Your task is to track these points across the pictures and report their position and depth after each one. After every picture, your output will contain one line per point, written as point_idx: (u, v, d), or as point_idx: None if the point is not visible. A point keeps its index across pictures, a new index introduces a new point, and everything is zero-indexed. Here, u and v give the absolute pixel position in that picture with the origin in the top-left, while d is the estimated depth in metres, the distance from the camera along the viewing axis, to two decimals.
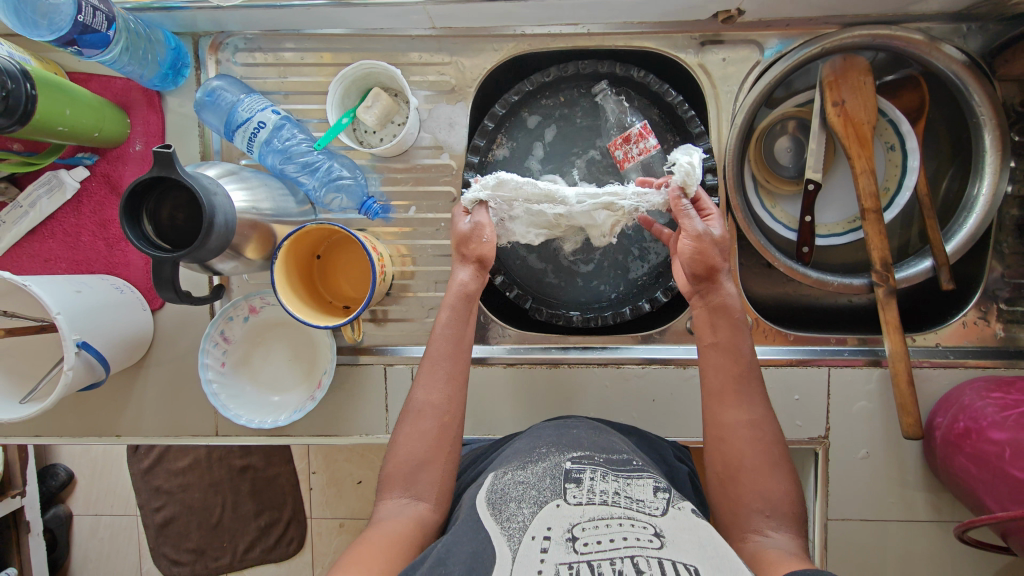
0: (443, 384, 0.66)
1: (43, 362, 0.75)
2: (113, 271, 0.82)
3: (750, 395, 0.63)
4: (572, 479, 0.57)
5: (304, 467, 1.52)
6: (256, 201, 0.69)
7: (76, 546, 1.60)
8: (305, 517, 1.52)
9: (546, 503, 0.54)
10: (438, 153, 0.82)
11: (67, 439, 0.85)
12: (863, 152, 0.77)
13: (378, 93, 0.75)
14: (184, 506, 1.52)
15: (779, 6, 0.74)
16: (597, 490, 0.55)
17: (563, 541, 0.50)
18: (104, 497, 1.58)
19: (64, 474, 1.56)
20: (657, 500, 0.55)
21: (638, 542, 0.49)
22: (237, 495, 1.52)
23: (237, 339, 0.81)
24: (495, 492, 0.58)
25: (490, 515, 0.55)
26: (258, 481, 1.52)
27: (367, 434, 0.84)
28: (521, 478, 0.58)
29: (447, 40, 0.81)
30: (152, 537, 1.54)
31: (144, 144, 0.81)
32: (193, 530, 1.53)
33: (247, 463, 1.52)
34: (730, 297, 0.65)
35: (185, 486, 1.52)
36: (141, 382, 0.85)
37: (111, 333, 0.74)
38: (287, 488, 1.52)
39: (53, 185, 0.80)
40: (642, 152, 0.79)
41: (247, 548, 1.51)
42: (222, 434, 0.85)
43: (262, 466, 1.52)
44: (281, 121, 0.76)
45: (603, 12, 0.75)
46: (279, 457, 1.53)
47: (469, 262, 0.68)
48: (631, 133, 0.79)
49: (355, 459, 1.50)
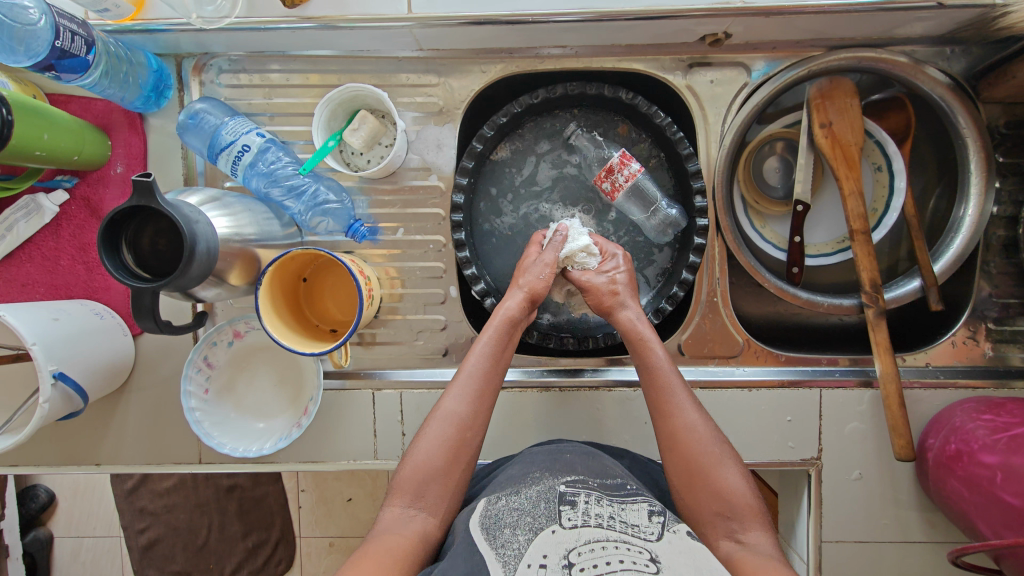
0: (469, 397, 0.65)
1: (18, 392, 0.73)
2: (92, 296, 0.80)
3: (682, 398, 0.65)
4: (567, 501, 0.56)
5: (292, 485, 1.51)
6: (239, 227, 0.67)
7: (58, 569, 1.56)
8: (294, 537, 1.51)
9: (542, 529, 0.53)
10: (427, 174, 0.81)
11: (44, 468, 0.82)
12: (851, 174, 0.78)
13: (365, 116, 0.74)
14: (169, 527, 1.49)
15: (766, 30, 0.74)
16: (592, 513, 0.55)
17: (560, 568, 0.49)
18: (86, 519, 1.55)
19: (46, 496, 1.52)
20: (652, 525, 0.54)
21: (634, 566, 0.48)
22: (224, 515, 1.49)
23: (223, 364, 0.79)
24: (489, 517, 0.57)
25: (485, 541, 0.54)
26: (246, 500, 1.50)
27: (355, 460, 0.82)
28: (515, 504, 0.57)
29: (435, 61, 0.80)
30: (137, 560, 1.51)
31: (125, 167, 0.79)
32: (178, 552, 1.49)
33: (234, 483, 1.49)
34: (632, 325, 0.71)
35: (170, 508, 1.49)
36: (122, 409, 0.82)
37: (90, 361, 0.72)
38: (275, 508, 1.51)
39: (32, 209, 0.78)
40: (628, 179, 0.77)
41: (234, 571, 1.48)
42: (206, 462, 0.83)
43: (249, 485, 1.50)
44: (265, 144, 0.75)
45: (590, 35, 0.75)
46: (267, 477, 1.51)
47: (518, 292, 0.71)
48: (613, 163, 0.77)
49: (345, 478, 1.50)
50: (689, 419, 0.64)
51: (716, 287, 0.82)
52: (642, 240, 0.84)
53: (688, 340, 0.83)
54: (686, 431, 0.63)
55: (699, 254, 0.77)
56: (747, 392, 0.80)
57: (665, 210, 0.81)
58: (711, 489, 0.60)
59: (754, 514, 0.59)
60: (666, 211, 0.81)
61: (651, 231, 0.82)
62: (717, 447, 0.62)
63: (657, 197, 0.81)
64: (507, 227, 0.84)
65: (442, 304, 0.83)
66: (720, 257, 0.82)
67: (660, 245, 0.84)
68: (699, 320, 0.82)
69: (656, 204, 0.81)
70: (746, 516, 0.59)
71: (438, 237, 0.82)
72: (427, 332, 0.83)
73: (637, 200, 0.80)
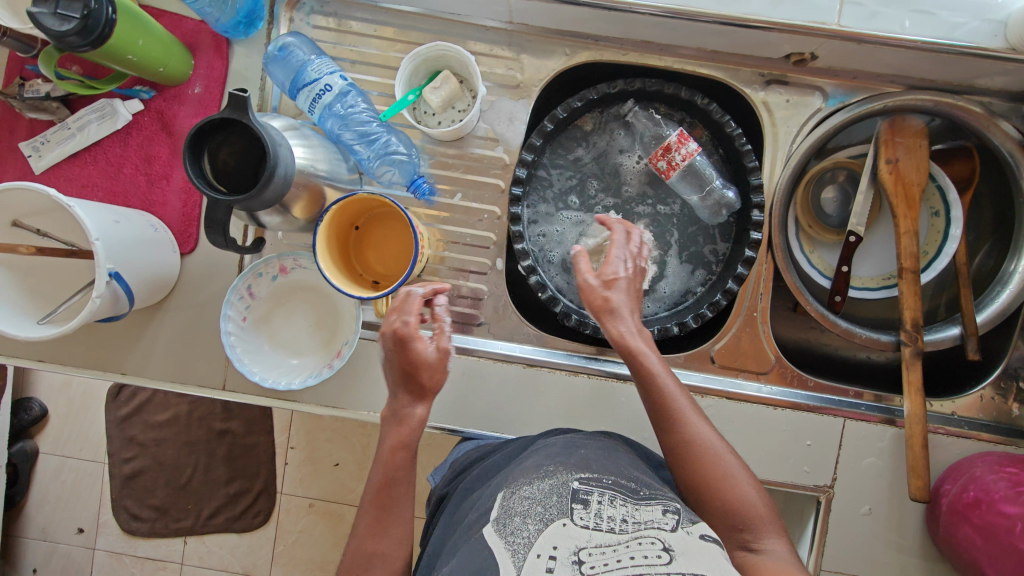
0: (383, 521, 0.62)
1: (65, 288, 0.73)
2: (148, 208, 0.81)
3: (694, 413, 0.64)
4: (579, 500, 0.56)
5: (282, 441, 1.53)
6: (313, 160, 0.69)
7: (36, 485, 1.57)
8: (276, 492, 1.52)
9: (552, 520, 0.53)
10: (492, 144, 0.82)
11: (70, 369, 0.83)
12: (909, 213, 0.79)
13: (448, 76, 0.76)
14: (155, 461, 1.53)
15: (852, 58, 0.75)
16: (604, 515, 0.54)
17: (569, 563, 0.50)
18: (75, 439, 1.56)
19: (37, 411, 1.54)
20: (667, 519, 0.54)
21: (646, 561, 0.49)
22: (211, 458, 1.52)
23: (263, 290, 0.80)
24: (502, 507, 0.58)
25: (495, 530, 0.55)
26: (235, 447, 1.52)
27: (375, 412, 0.82)
28: (527, 493, 0.58)
29: (519, 36, 0.81)
30: (116, 488, 1.53)
31: (203, 88, 0.81)
32: (160, 486, 1.52)
33: (227, 428, 1.52)
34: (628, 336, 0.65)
35: (160, 441, 1.52)
36: (156, 325, 0.83)
37: (143, 270, 0.73)
38: (262, 459, 1.53)
39: (106, 113, 0.80)
40: (685, 157, 0.79)
41: (211, 514, 1.51)
42: (228, 390, 0.83)
43: (242, 433, 1.53)
44: (346, 87, 0.75)
45: (678, 34, 0.76)
46: (261, 427, 1.53)
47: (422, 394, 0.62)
48: (671, 142, 0.79)
49: (337, 441, 1.52)
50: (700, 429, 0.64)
51: (758, 303, 0.82)
52: (695, 222, 0.85)
53: (721, 350, 0.83)
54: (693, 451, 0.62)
55: (746, 267, 0.78)
56: (771, 410, 0.80)
57: (720, 191, 0.82)
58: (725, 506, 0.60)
59: (769, 527, 0.59)
60: (722, 193, 0.82)
61: (700, 211, 0.84)
62: (727, 463, 0.62)
63: (712, 177, 0.82)
64: (564, 209, 0.85)
65: (486, 275, 0.84)
66: (766, 274, 0.82)
67: (717, 229, 0.85)
68: (736, 331, 0.83)
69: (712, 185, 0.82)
70: (761, 528, 0.59)
71: (493, 208, 0.83)
72: (466, 299, 0.84)
73: (690, 180, 0.82)
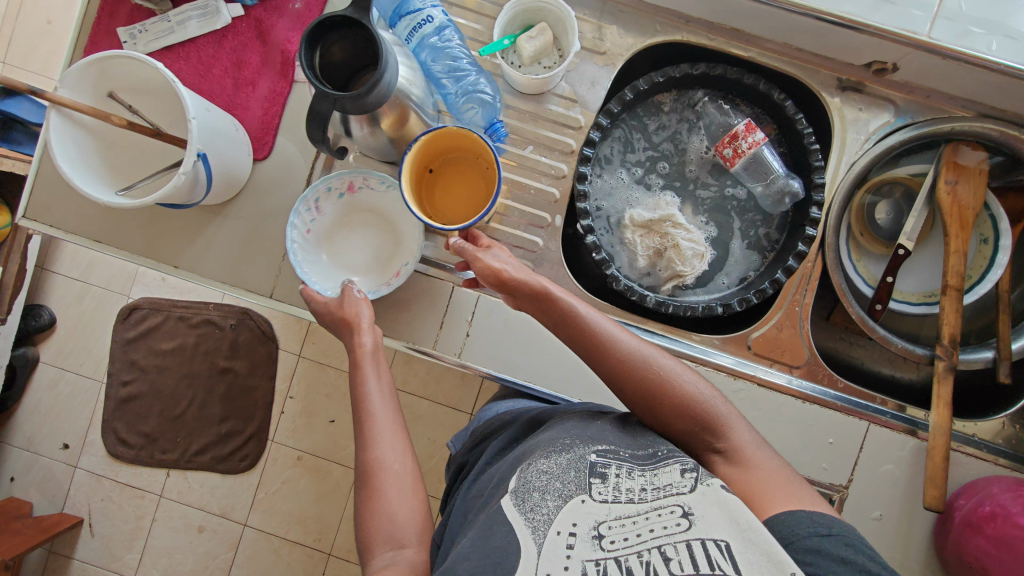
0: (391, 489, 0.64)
1: (143, 169, 0.76)
2: (230, 110, 0.83)
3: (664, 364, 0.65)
4: (597, 474, 0.55)
5: (282, 390, 1.54)
6: (411, 83, 0.71)
7: (29, 394, 1.56)
8: (267, 439, 1.52)
9: (571, 497, 0.53)
10: (570, 105, 0.85)
11: (124, 254, 0.85)
12: (961, 234, 0.81)
13: (544, 28, 0.79)
14: (152, 387, 1.55)
15: (931, 75, 0.78)
16: (623, 489, 0.54)
17: (590, 539, 0.50)
18: (77, 353, 1.56)
19: (47, 319, 1.54)
20: (685, 481, 0.53)
21: (666, 532, 0.49)
22: (209, 394, 1.54)
23: (329, 207, 0.82)
24: (518, 482, 0.57)
25: (513, 507, 0.54)
26: (235, 387, 1.54)
27: (414, 344, 0.84)
28: (543, 467, 0.57)
29: (613, 6, 0.84)
30: (109, 410, 1.54)
31: (304, 5, 0.84)
32: (153, 414, 1.54)
33: (230, 366, 1.53)
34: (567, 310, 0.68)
35: (161, 369, 1.55)
36: (215, 225, 0.85)
37: (223, 164, 0.75)
38: (259, 404, 1.53)
39: (208, 12, 0.83)
40: (751, 147, 0.81)
41: (200, 450, 1.52)
42: (276, 298, 0.85)
43: (244, 373, 1.54)
44: (445, 22, 0.77)
45: (768, 26, 0.79)
46: (263, 371, 1.54)
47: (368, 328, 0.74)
48: (738, 131, 0.81)
49: (336, 399, 1.53)
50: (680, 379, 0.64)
51: (802, 300, 0.84)
52: (756, 211, 0.88)
53: (759, 338, 0.85)
54: (618, 367, 0.65)
55: (796, 259, 0.81)
56: (800, 403, 0.82)
57: (783, 180, 0.84)
58: (682, 412, 0.63)
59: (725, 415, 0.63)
60: (784, 181, 0.84)
61: (764, 201, 0.87)
62: (659, 365, 0.65)
63: (777, 167, 0.84)
64: (629, 183, 0.88)
65: (543, 229, 0.85)
66: (815, 272, 0.84)
67: (777, 216, 0.88)
68: (776, 323, 0.85)
69: (775, 175, 0.84)
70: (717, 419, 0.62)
71: (560, 167, 0.85)
72: (521, 251, 0.85)
73: (753, 169, 0.85)
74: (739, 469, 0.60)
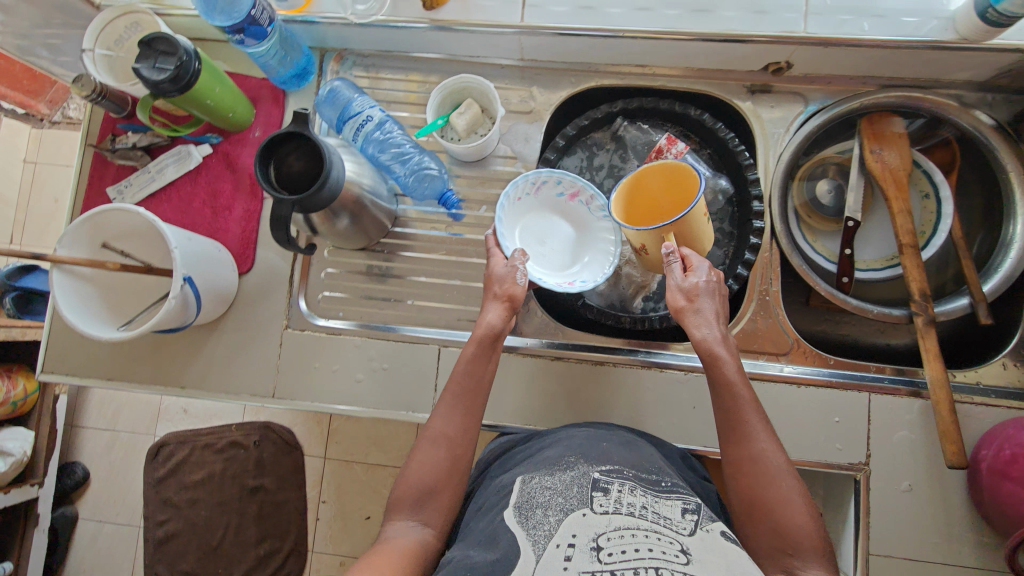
0: (444, 454, 0.67)
1: (139, 303, 0.84)
2: (213, 235, 0.93)
3: (788, 478, 0.63)
4: (600, 488, 0.58)
5: (314, 494, 1.54)
6: (360, 174, 0.79)
7: (74, 552, 1.58)
8: (306, 551, 1.50)
9: (573, 510, 0.55)
10: (512, 162, 0.93)
11: (136, 385, 0.91)
12: (900, 195, 0.85)
13: (471, 103, 0.88)
14: (188, 523, 1.49)
15: (824, 63, 0.85)
16: (624, 503, 0.56)
17: (588, 550, 0.50)
18: (115, 501, 1.60)
19: (81, 474, 1.59)
20: (685, 520, 0.55)
21: (663, 555, 0.49)
22: (243, 517, 1.49)
23: (545, 196, 0.86)
24: (524, 495, 0.60)
25: (518, 519, 0.56)
26: (266, 505, 1.50)
27: (414, 412, 0.88)
28: (549, 484, 0.60)
29: (529, 71, 0.94)
30: (149, 553, 1.49)
31: (262, 132, 0.94)
32: (191, 551, 1.47)
33: (259, 484, 1.51)
34: (709, 337, 0.70)
35: (194, 501, 1.50)
36: (214, 339, 0.91)
37: (209, 283, 0.83)
38: (293, 517, 1.52)
39: (182, 156, 0.93)
40: (676, 156, 0.92)
41: None
42: (278, 396, 0.90)
43: (273, 488, 1.52)
44: (384, 118, 0.86)
45: (667, 57, 0.88)
46: (292, 481, 1.54)
47: (500, 305, 0.72)
48: (662, 146, 0.93)
49: (366, 493, 1.52)
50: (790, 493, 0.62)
51: (770, 288, 0.87)
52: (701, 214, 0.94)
53: (739, 333, 0.87)
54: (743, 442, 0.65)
55: (752, 251, 0.86)
56: (795, 388, 0.83)
57: (712, 181, 0.94)
58: (773, 525, 0.60)
59: (816, 556, 0.58)
60: (713, 180, 0.94)
61: (704, 203, 0.93)
62: (783, 480, 0.62)
63: (704, 171, 0.94)
64: None
65: None
66: (773, 261, 0.88)
67: (717, 212, 0.93)
68: (751, 316, 0.87)
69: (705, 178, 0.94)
70: (808, 552, 0.58)
71: None
72: None
73: None
74: (792, 564, 0.58)
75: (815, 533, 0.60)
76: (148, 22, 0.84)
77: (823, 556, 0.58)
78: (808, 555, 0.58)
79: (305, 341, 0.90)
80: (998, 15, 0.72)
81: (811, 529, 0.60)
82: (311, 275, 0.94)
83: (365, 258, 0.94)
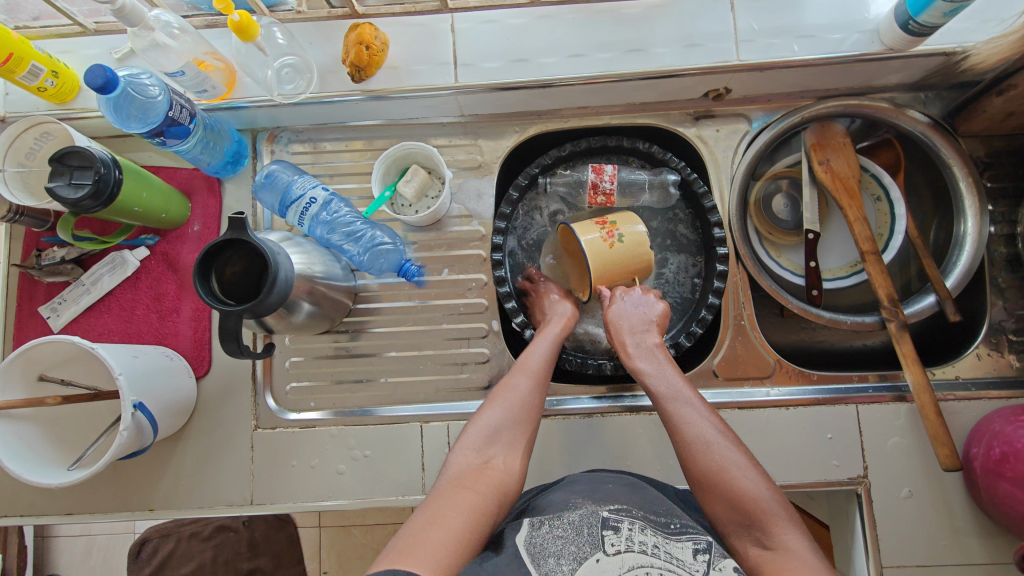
0: (516, 406, 0.69)
1: (89, 432, 0.77)
2: (162, 341, 0.87)
3: (724, 446, 0.63)
4: (610, 526, 0.55)
5: (314, 567, 1.46)
6: (310, 264, 0.75)
7: None
8: None
9: (587, 559, 0.51)
10: (468, 221, 0.91)
11: (98, 516, 0.84)
12: (853, 203, 0.85)
13: (416, 169, 0.85)
14: None
15: (761, 85, 0.86)
16: (636, 540, 0.53)
17: None
18: None
19: None
20: (698, 562, 0.53)
21: None
22: None
23: None
24: (535, 543, 0.53)
25: (531, 568, 0.51)
26: None
27: (405, 495, 0.83)
28: (560, 530, 0.55)
29: (472, 125, 0.92)
30: None
31: (202, 225, 0.90)
32: None
33: (255, 566, 1.31)
34: (626, 352, 0.74)
35: None
36: (179, 452, 0.85)
37: (161, 398, 0.77)
38: None
39: (117, 263, 0.88)
40: (612, 181, 0.89)
41: None
42: (257, 503, 0.84)
43: (270, 568, 1.32)
44: (329, 197, 0.82)
45: (608, 96, 0.87)
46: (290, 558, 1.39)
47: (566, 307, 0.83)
48: (593, 181, 0.88)
49: (370, 557, 1.45)
50: (737, 462, 0.62)
51: (743, 311, 0.87)
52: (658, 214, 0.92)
53: (721, 362, 0.86)
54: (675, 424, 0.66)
55: (722, 280, 0.84)
56: (784, 411, 0.82)
57: (657, 177, 0.91)
58: (727, 499, 0.60)
59: (778, 516, 0.58)
60: (657, 178, 0.91)
61: (655, 203, 0.92)
62: (721, 450, 0.62)
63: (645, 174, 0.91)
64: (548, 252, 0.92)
65: (485, 338, 0.89)
66: (742, 284, 0.88)
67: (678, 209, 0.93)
68: (730, 342, 0.87)
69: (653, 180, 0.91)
70: (766, 519, 0.58)
71: (479, 276, 0.90)
72: (471, 364, 0.88)
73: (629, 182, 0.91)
74: (761, 536, 0.57)
75: (768, 495, 0.59)
76: (60, 130, 0.78)
77: (791, 524, 0.58)
78: (768, 524, 0.57)
79: (278, 439, 0.85)
80: (919, 26, 0.74)
81: (766, 495, 0.59)
82: (274, 367, 0.89)
83: (329, 339, 0.89)
